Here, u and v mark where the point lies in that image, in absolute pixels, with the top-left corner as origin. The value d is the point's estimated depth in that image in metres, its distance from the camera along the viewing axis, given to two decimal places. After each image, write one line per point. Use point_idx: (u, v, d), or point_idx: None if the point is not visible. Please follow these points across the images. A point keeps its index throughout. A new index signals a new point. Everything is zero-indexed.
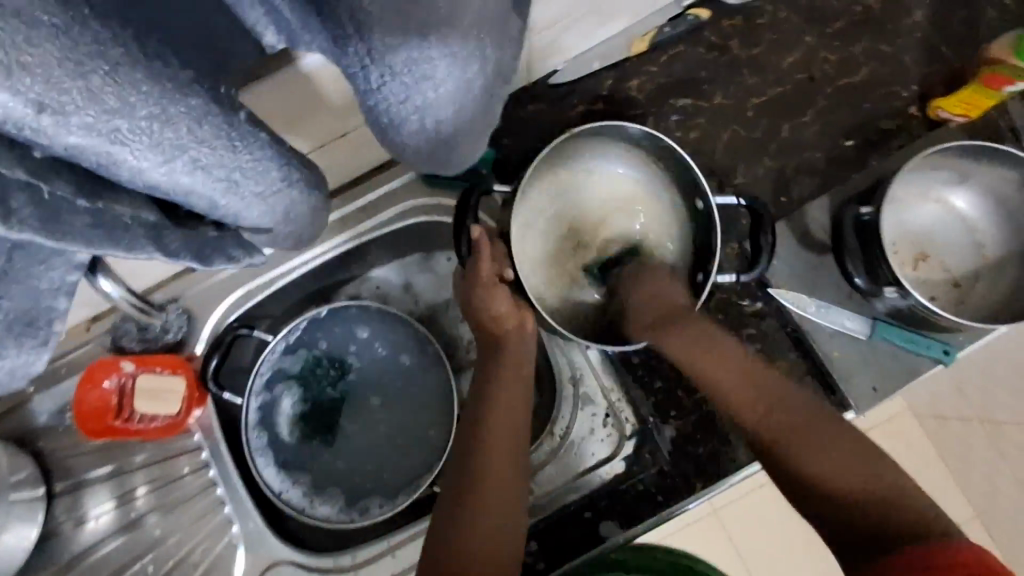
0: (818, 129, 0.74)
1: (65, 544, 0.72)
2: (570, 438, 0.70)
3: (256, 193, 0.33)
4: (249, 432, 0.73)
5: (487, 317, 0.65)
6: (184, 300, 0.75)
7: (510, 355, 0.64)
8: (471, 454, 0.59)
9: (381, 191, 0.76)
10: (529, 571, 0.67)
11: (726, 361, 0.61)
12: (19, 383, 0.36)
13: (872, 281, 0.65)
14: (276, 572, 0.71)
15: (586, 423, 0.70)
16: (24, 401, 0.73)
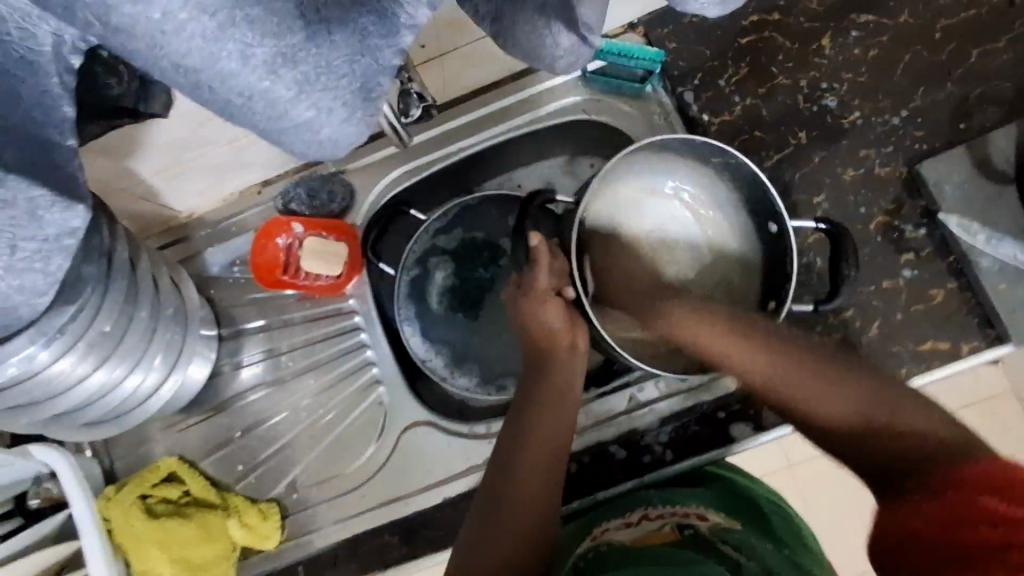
0: (1011, 57, 0.70)
1: (225, 384, 0.79)
2: None
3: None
4: (400, 302, 0.79)
5: (541, 331, 0.68)
6: (345, 173, 0.78)
7: (559, 373, 0.67)
8: (514, 459, 0.62)
9: (546, 86, 0.77)
10: (657, 458, 0.71)
11: (738, 345, 0.60)
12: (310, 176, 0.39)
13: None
14: (414, 433, 0.76)
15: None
16: (198, 252, 0.80)
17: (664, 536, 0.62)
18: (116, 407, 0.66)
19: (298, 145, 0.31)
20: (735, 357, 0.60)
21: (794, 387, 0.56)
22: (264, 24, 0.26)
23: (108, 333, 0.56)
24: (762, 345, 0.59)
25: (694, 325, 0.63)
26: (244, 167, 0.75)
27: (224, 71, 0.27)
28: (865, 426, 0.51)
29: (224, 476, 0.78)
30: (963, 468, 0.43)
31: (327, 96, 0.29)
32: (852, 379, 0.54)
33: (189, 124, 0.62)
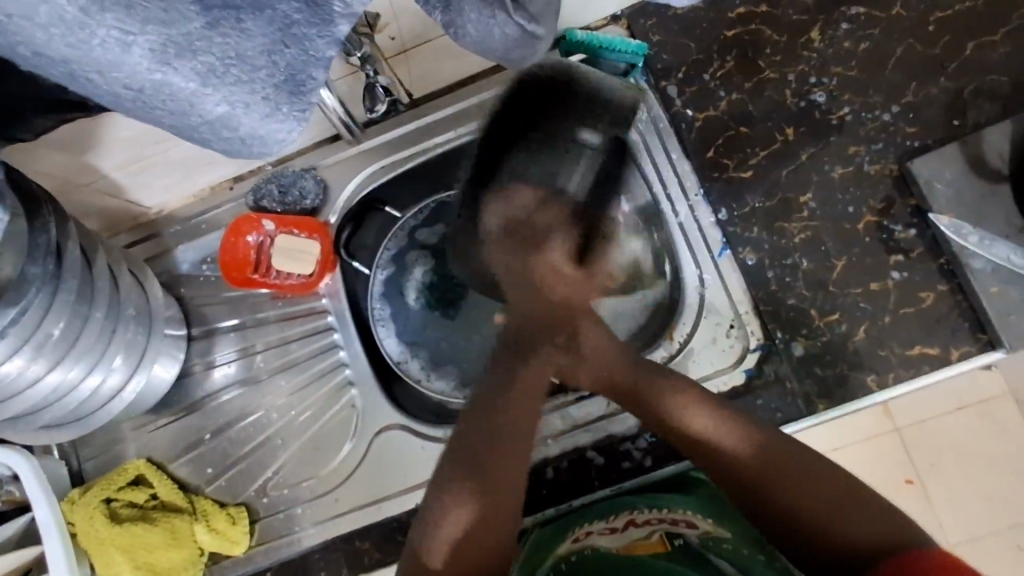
0: (1008, 50, 0.67)
1: (196, 384, 0.78)
2: (689, 346, 0.70)
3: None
4: (374, 302, 0.77)
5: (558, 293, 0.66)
6: (318, 169, 0.76)
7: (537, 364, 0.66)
8: (482, 469, 0.62)
9: None
10: (636, 466, 0.69)
11: (729, 428, 0.61)
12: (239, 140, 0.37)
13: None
14: (388, 436, 0.74)
15: (709, 331, 0.70)
16: (169, 250, 0.78)
17: (652, 546, 0.62)
18: (76, 408, 0.64)
19: (217, 140, 0.31)
20: (731, 450, 0.60)
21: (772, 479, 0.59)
22: (156, 10, 0.26)
23: (60, 336, 0.54)
24: (756, 441, 0.60)
25: (698, 409, 0.62)
26: (213, 162, 0.72)
27: (106, 60, 0.27)
28: (828, 525, 0.55)
29: (194, 479, 0.76)
30: (902, 559, 0.50)
31: (236, 92, 0.29)
32: (808, 474, 0.58)
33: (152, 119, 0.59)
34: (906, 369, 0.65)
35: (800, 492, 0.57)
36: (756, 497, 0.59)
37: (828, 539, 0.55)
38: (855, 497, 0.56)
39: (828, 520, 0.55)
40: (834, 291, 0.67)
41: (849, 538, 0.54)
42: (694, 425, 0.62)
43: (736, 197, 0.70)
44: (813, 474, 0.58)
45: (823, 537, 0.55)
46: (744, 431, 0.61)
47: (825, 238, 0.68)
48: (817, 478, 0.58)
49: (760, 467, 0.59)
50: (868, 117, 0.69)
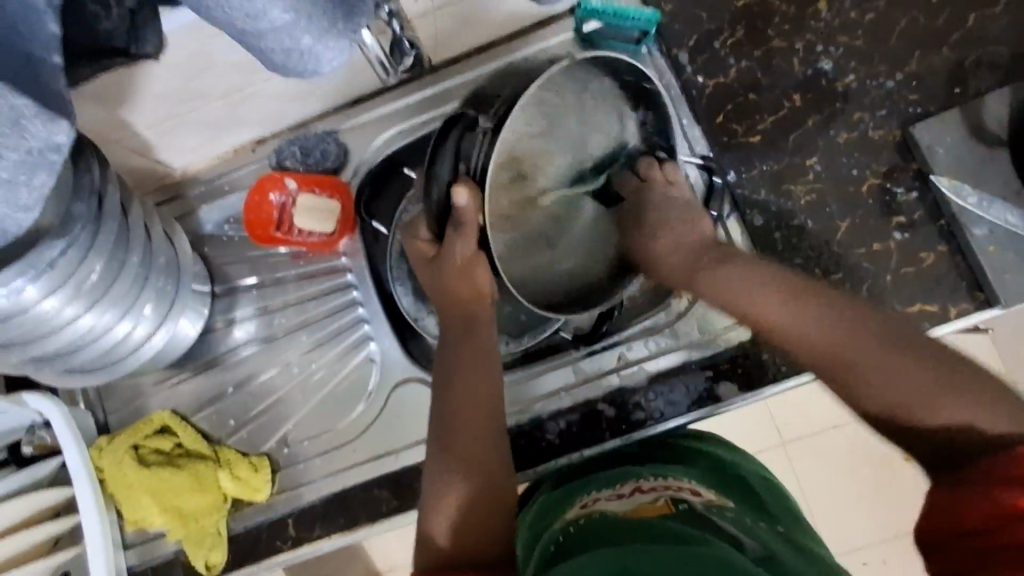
0: (1009, 22, 0.70)
1: (218, 341, 0.80)
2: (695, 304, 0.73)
3: None
4: (392, 261, 0.79)
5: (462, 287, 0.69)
6: (340, 133, 0.78)
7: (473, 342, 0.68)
8: (454, 441, 0.65)
9: (541, 47, 0.77)
10: (646, 417, 0.71)
11: (800, 311, 0.59)
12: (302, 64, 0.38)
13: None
14: (406, 389, 0.77)
15: None
16: (193, 210, 0.80)
17: (658, 508, 0.60)
18: (107, 353, 0.66)
19: (279, 58, 0.34)
20: (810, 334, 0.59)
21: (841, 362, 0.57)
22: None
23: (98, 276, 0.56)
24: (835, 325, 0.58)
25: (779, 308, 0.60)
26: (238, 122, 0.74)
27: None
28: (906, 409, 0.53)
29: (216, 431, 0.78)
30: (981, 462, 0.46)
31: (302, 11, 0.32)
32: (894, 359, 0.55)
33: (183, 73, 0.61)
34: (906, 326, 0.67)
35: (873, 388, 0.55)
36: (844, 373, 0.57)
37: (902, 421, 0.53)
38: (953, 380, 0.52)
39: (903, 416, 0.53)
40: (838, 251, 0.70)
41: (921, 421, 0.52)
42: (747, 297, 0.62)
43: (744, 162, 0.73)
44: (905, 363, 0.54)
45: (906, 420, 0.53)
46: (825, 309, 0.59)
47: (830, 201, 0.71)
48: (882, 357, 0.55)
49: (829, 354, 0.57)
50: (873, 85, 0.71)
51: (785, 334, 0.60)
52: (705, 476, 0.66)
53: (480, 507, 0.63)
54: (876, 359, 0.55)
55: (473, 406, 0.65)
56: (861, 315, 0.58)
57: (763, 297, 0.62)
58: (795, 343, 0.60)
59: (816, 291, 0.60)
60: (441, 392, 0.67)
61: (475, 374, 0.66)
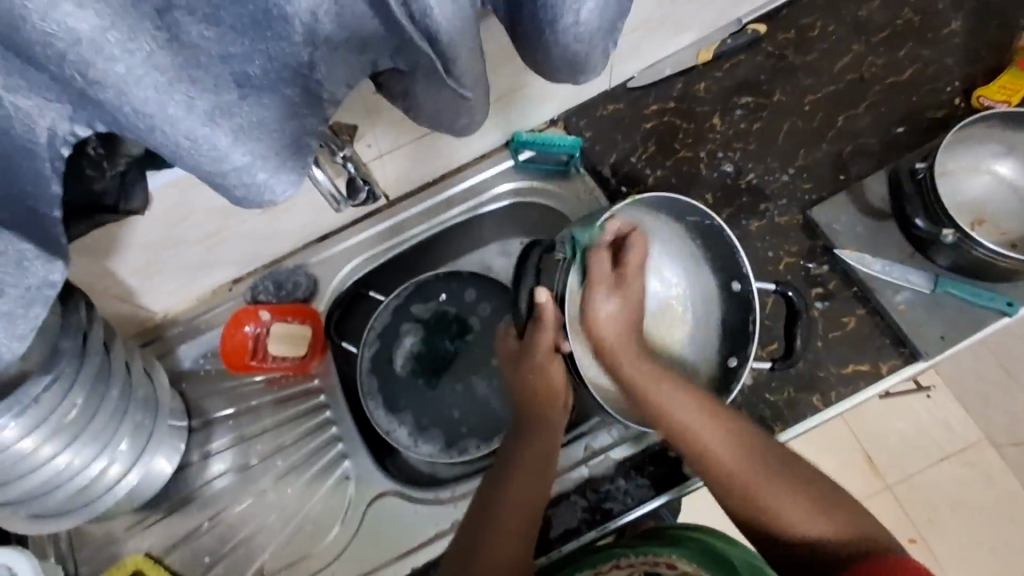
0: (871, 120, 0.83)
1: (193, 477, 0.80)
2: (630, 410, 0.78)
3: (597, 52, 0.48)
4: (362, 376, 0.84)
5: (540, 387, 0.73)
6: (309, 266, 0.86)
7: (544, 432, 0.72)
8: (497, 507, 0.66)
9: (487, 175, 0.88)
10: (619, 505, 0.73)
11: (714, 433, 0.65)
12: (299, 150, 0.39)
13: (933, 221, 0.70)
14: (383, 502, 0.78)
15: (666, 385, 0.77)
16: (171, 349, 0.85)
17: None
18: (80, 493, 0.67)
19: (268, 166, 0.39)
20: (707, 444, 0.65)
21: (740, 483, 0.64)
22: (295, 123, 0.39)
23: (78, 411, 0.60)
24: (737, 441, 0.65)
25: (705, 424, 0.66)
26: (214, 264, 0.82)
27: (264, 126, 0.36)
28: (795, 531, 0.60)
29: (191, 569, 0.77)
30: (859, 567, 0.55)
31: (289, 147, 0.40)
32: (795, 491, 0.62)
33: (166, 223, 0.70)
34: (845, 385, 0.73)
35: (788, 523, 0.61)
36: (756, 513, 0.63)
37: (791, 536, 0.61)
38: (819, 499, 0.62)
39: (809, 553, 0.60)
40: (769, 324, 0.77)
41: (809, 534, 0.60)
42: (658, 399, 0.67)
43: None
44: (791, 476, 0.63)
45: (788, 535, 0.61)
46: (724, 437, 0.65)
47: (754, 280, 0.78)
48: (779, 495, 0.62)
49: (743, 498, 0.64)
50: (771, 179, 0.82)
51: (716, 458, 0.65)
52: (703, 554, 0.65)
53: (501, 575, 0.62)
54: (770, 488, 0.63)
55: (522, 502, 0.66)
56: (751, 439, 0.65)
57: (693, 419, 0.66)
58: (699, 441, 0.65)
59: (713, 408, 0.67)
60: (504, 464, 0.70)
61: (533, 473, 0.68)
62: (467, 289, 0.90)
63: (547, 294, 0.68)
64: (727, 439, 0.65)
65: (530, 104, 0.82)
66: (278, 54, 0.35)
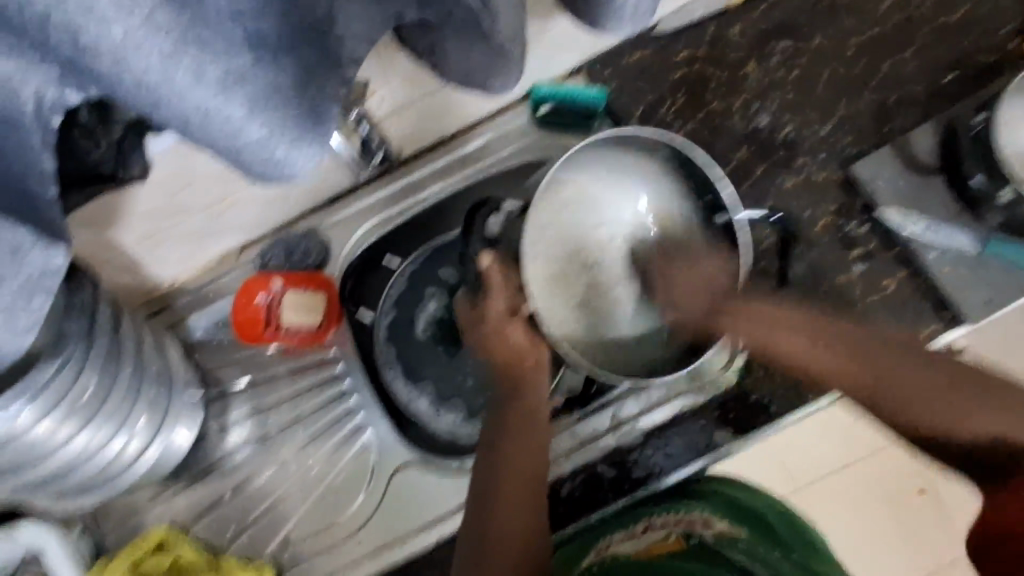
0: (919, 65, 0.77)
1: (212, 448, 0.79)
2: None
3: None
4: (380, 346, 0.83)
5: (509, 349, 0.69)
6: (322, 230, 0.82)
7: (528, 390, 0.69)
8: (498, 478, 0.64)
9: (504, 130, 0.83)
10: (647, 473, 0.72)
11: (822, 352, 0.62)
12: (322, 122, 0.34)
13: (991, 179, 0.67)
14: (406, 473, 0.77)
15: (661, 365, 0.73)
16: (181, 319, 0.82)
17: (669, 546, 0.70)
18: (101, 472, 0.65)
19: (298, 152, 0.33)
20: (854, 363, 0.60)
21: (860, 383, 0.60)
22: (318, 90, 0.34)
23: (92, 391, 0.57)
24: (848, 353, 0.61)
25: (786, 333, 0.64)
26: (222, 232, 0.78)
27: (281, 91, 0.31)
28: (909, 412, 0.57)
29: (216, 540, 0.77)
30: None
31: (317, 126, 0.34)
32: (909, 377, 0.58)
33: (170, 189, 0.66)
34: None
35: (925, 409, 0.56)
36: (879, 402, 0.59)
37: (924, 431, 0.57)
38: (961, 387, 0.56)
39: (946, 424, 0.55)
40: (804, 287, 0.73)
41: (978, 422, 0.54)
42: (756, 316, 0.65)
43: None
44: (921, 361, 0.59)
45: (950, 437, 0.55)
46: (834, 348, 0.61)
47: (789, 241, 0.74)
48: (888, 369, 0.59)
49: (865, 385, 0.59)
50: (808, 132, 0.77)
51: (783, 350, 0.64)
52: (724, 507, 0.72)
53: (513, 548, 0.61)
54: (957, 414, 0.55)
55: (522, 461, 0.65)
56: (864, 339, 0.61)
57: (782, 331, 0.64)
58: (798, 356, 0.63)
59: (825, 325, 0.63)
60: (493, 429, 0.67)
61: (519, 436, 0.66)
62: None
63: (489, 257, 0.67)
64: (810, 341, 0.62)
65: (553, 53, 0.76)
66: None
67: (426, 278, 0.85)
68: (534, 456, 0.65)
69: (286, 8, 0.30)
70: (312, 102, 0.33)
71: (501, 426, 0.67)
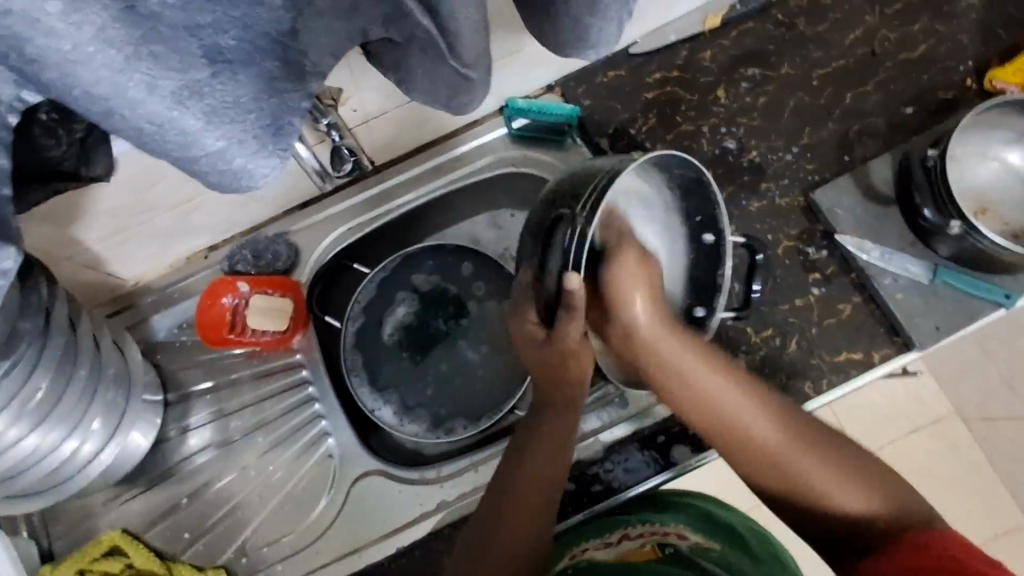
0: (880, 97, 0.80)
1: (171, 451, 0.78)
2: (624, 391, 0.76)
3: (608, 22, 0.43)
4: (346, 352, 0.82)
5: (569, 374, 0.65)
6: (290, 234, 0.82)
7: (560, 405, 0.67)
8: (515, 488, 0.64)
9: (478, 142, 0.84)
10: (606, 488, 0.73)
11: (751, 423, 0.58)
12: (281, 135, 0.34)
13: (941, 212, 0.69)
14: (367, 481, 0.76)
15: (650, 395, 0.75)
16: (145, 319, 0.81)
17: (645, 555, 0.70)
18: (51, 474, 0.64)
19: (261, 164, 0.34)
20: (756, 429, 0.58)
21: (767, 458, 0.57)
22: (278, 102, 0.34)
23: (44, 393, 0.56)
24: (782, 420, 0.58)
25: (727, 393, 0.59)
26: (190, 232, 0.77)
27: (238, 104, 0.32)
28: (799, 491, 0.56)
29: (170, 546, 0.76)
30: (891, 545, 0.50)
31: (278, 138, 0.34)
32: (804, 450, 0.56)
33: (135, 188, 0.65)
34: (837, 374, 0.72)
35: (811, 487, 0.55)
36: (774, 479, 0.57)
37: (799, 486, 0.56)
38: (853, 475, 0.55)
39: (834, 507, 0.54)
40: (765, 309, 0.75)
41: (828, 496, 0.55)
42: (669, 358, 0.60)
43: None
44: (826, 451, 0.57)
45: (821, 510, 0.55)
46: (764, 418, 0.58)
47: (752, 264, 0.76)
48: (802, 451, 0.56)
49: (760, 451, 0.57)
50: (773, 158, 0.80)
51: (725, 396, 0.59)
52: (697, 520, 0.73)
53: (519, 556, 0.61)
54: (816, 473, 0.55)
55: (541, 475, 0.64)
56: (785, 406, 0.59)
57: (713, 384, 0.59)
58: (727, 412, 0.59)
59: (750, 382, 0.60)
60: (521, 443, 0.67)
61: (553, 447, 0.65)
62: (461, 262, 0.86)
63: (577, 282, 0.55)
64: (768, 419, 0.58)
65: (527, 69, 0.78)
66: (252, 20, 0.31)
67: (396, 287, 0.85)
68: (555, 475, 0.64)
69: (244, 22, 0.31)
70: (270, 113, 0.34)
71: (530, 438, 0.67)
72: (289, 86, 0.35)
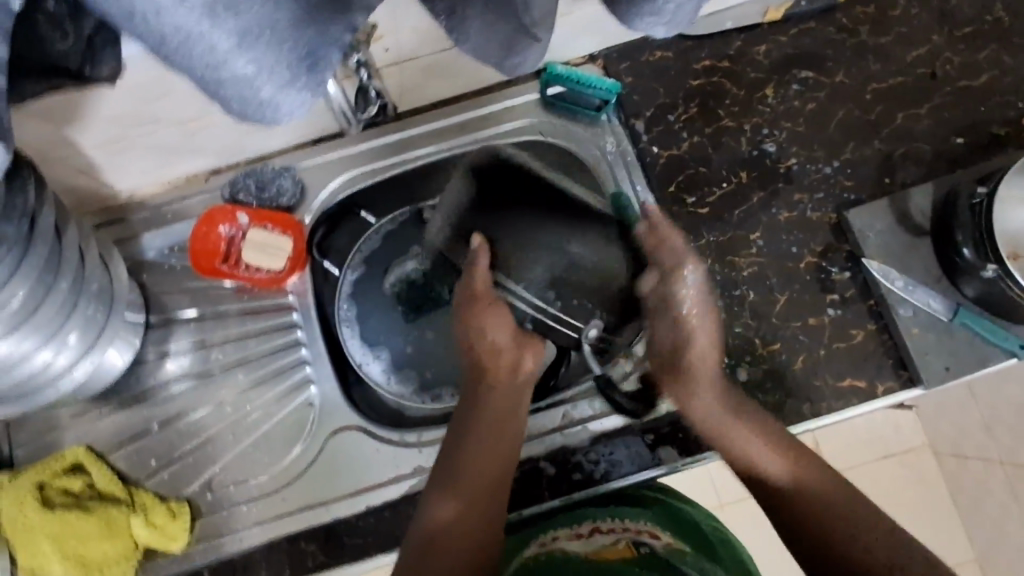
0: (931, 123, 0.76)
1: (147, 375, 0.76)
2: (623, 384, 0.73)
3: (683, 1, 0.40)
4: (341, 301, 0.80)
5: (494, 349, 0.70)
6: (298, 169, 0.78)
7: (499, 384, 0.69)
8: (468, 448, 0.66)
9: (510, 103, 0.79)
10: (587, 478, 0.71)
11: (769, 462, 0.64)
12: (319, 71, 0.31)
13: (979, 254, 0.67)
14: (345, 435, 0.74)
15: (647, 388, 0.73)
16: (135, 236, 0.77)
17: (617, 551, 0.68)
18: (21, 383, 0.61)
19: (294, 98, 0.31)
20: (762, 449, 0.65)
21: (803, 504, 0.62)
22: (319, 32, 0.31)
23: (19, 301, 0.53)
24: (789, 453, 0.65)
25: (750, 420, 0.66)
26: (192, 152, 0.73)
27: (278, 30, 0.28)
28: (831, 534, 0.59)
29: (135, 471, 0.74)
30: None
31: (315, 74, 0.31)
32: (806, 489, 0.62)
33: (140, 97, 0.60)
34: (837, 399, 0.70)
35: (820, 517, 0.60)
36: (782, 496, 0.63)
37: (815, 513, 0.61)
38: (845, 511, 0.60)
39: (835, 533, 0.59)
40: (776, 322, 0.73)
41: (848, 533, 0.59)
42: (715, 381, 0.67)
43: (693, 230, 0.76)
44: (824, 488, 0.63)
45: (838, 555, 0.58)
46: (780, 452, 0.65)
47: (770, 275, 0.74)
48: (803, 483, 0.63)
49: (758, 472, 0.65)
50: (811, 168, 0.76)
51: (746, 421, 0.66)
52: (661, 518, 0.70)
53: (478, 518, 0.62)
54: (842, 516, 0.60)
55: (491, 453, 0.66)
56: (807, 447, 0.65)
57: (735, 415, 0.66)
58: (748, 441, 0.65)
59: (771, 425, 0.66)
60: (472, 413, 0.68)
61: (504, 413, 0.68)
62: None
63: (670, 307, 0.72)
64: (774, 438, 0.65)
65: (572, 35, 0.73)
66: None
67: (402, 243, 0.82)
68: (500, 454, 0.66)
69: None
70: (311, 44, 0.30)
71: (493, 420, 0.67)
72: (333, 17, 0.31)
